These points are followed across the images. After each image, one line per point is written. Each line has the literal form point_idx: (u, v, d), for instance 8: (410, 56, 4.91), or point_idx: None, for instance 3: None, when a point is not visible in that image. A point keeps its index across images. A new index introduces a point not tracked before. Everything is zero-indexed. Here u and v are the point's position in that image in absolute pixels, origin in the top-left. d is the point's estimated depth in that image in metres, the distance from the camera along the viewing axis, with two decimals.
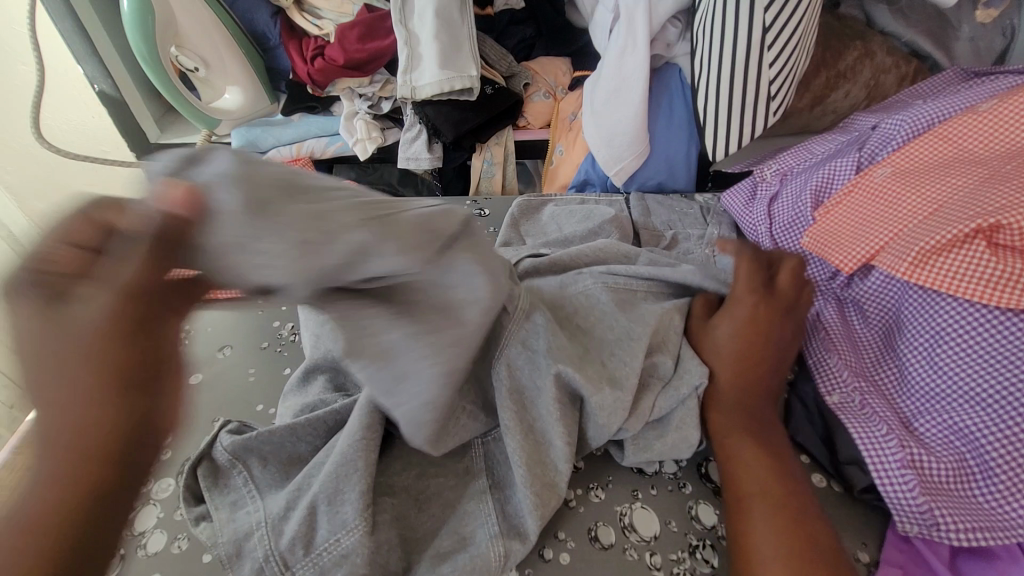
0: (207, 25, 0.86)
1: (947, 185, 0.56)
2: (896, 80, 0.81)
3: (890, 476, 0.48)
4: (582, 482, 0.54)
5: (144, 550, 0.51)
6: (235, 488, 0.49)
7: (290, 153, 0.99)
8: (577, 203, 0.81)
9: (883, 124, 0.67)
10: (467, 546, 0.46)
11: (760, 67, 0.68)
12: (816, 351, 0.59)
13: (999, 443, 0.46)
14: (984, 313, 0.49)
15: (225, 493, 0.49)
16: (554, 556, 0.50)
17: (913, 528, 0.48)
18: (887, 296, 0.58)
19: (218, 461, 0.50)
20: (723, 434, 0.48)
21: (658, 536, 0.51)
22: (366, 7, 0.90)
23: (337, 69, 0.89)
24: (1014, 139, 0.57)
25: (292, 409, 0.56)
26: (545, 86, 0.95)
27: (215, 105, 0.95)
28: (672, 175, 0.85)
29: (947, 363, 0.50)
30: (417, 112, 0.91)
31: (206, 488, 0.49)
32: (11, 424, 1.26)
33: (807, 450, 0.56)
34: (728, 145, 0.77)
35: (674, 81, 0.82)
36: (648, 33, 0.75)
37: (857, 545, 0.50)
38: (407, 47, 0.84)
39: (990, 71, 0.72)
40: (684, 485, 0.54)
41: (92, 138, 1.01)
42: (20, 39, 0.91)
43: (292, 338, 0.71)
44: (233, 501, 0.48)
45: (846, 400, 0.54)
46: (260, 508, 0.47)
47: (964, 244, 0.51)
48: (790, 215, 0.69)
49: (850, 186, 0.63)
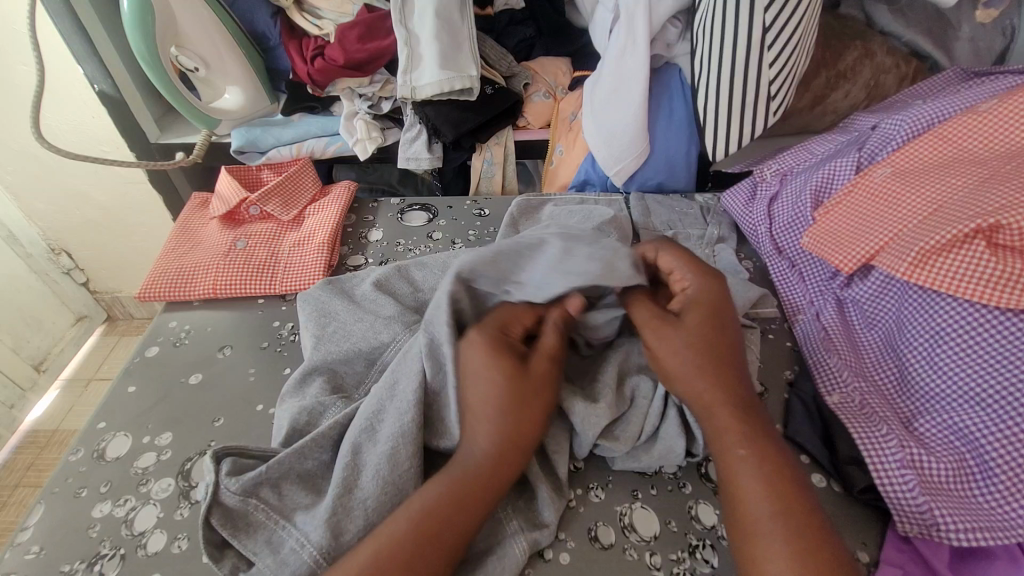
0: (207, 25, 0.86)
1: (947, 185, 0.56)
2: (896, 80, 0.81)
3: (889, 476, 0.48)
4: (581, 482, 0.54)
5: (144, 550, 0.51)
6: (261, 524, 0.50)
7: (289, 153, 0.99)
8: (577, 203, 0.81)
9: (883, 124, 0.67)
10: (471, 546, 0.47)
11: (760, 67, 0.69)
12: (817, 352, 0.60)
13: (1000, 443, 0.46)
14: (984, 313, 0.49)
15: (254, 534, 0.50)
16: (554, 556, 0.50)
17: (913, 528, 0.47)
18: (887, 296, 0.59)
19: (230, 504, 0.50)
20: (704, 416, 0.47)
21: (658, 536, 0.51)
22: (366, 7, 0.90)
23: (336, 69, 0.89)
24: (1014, 139, 0.57)
25: (289, 413, 0.56)
26: (545, 87, 0.95)
27: (215, 105, 0.94)
28: (672, 176, 0.85)
29: (947, 363, 0.51)
30: (417, 112, 0.91)
31: (230, 535, 0.49)
32: (12, 424, 1.27)
33: (807, 450, 0.55)
34: (728, 145, 0.77)
35: (674, 81, 0.82)
36: (648, 33, 0.75)
37: (857, 545, 0.49)
38: (407, 47, 0.84)
39: (991, 71, 0.72)
40: (684, 485, 0.54)
41: (92, 137, 1.01)
42: (20, 39, 0.91)
43: (292, 338, 0.71)
44: (269, 541, 0.49)
45: (846, 400, 0.55)
46: (300, 535, 0.48)
47: (963, 244, 0.51)
48: (789, 215, 0.69)
49: (849, 187, 0.63)
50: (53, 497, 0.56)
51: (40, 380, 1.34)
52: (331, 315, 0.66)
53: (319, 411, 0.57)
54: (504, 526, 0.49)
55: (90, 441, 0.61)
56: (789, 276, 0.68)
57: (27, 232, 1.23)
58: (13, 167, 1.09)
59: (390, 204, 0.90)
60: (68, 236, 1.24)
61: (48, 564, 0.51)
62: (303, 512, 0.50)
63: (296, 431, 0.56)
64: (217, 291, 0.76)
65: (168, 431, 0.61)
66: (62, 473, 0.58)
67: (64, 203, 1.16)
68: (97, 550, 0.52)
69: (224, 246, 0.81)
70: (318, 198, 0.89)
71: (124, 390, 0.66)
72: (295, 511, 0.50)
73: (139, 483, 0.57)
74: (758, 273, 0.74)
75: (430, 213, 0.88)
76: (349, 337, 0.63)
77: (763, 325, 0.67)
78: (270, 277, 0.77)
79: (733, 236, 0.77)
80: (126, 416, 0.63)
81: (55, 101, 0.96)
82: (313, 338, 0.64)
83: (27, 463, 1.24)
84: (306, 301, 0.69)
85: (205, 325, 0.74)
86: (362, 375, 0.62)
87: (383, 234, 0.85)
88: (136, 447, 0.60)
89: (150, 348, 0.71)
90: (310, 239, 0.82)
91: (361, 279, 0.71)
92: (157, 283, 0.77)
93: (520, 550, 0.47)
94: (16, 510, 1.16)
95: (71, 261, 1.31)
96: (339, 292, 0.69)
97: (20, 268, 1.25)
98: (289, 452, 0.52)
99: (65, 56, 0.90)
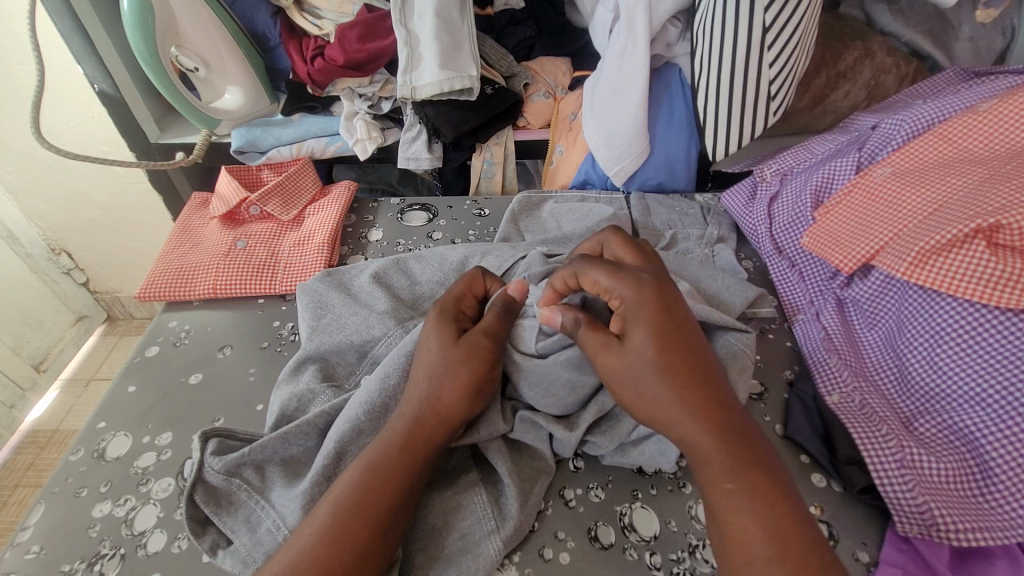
0: (207, 25, 0.86)
1: (947, 185, 0.56)
2: (897, 80, 0.81)
3: (889, 476, 0.48)
4: (582, 482, 0.55)
5: (144, 550, 0.51)
6: (242, 503, 0.51)
7: (289, 153, 0.99)
8: (577, 199, 0.82)
9: (883, 124, 0.67)
10: (449, 525, 0.50)
11: (760, 67, 0.69)
12: (817, 352, 0.60)
13: (998, 443, 0.46)
14: (984, 313, 0.49)
15: (235, 511, 0.51)
16: (554, 556, 0.50)
17: (913, 528, 0.47)
18: (886, 295, 0.59)
19: (213, 482, 0.51)
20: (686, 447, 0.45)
21: (658, 536, 0.51)
22: (366, 7, 0.90)
23: (336, 69, 0.89)
24: (1014, 138, 0.57)
25: (279, 400, 0.57)
26: (545, 87, 0.95)
27: (215, 105, 0.94)
28: (672, 175, 0.85)
29: (947, 363, 0.51)
30: (417, 112, 0.91)
31: (212, 511, 0.50)
32: (12, 425, 1.27)
33: (807, 449, 0.55)
34: (728, 145, 0.77)
35: (674, 82, 0.82)
36: (648, 32, 0.75)
37: (857, 545, 0.49)
38: (407, 47, 0.84)
39: (992, 71, 0.72)
40: (684, 485, 0.54)
41: (92, 137, 1.01)
42: (20, 39, 0.90)
43: (292, 338, 0.71)
44: (248, 519, 0.50)
45: (846, 400, 0.55)
46: (276, 515, 0.49)
47: (964, 244, 0.50)
48: (789, 215, 0.69)
49: (849, 187, 0.63)
50: (53, 497, 0.56)
51: (40, 380, 1.34)
52: (327, 306, 0.66)
53: (308, 398, 0.57)
54: (482, 525, 0.49)
55: (90, 441, 0.61)
56: (789, 276, 0.69)
57: (27, 231, 1.22)
58: (13, 168, 1.09)
59: (390, 204, 0.90)
60: (67, 236, 1.24)
61: (48, 564, 0.51)
62: (277, 487, 0.51)
63: (285, 417, 0.56)
64: (217, 291, 0.76)
65: (168, 431, 0.61)
66: (62, 473, 0.58)
67: (63, 203, 1.16)
68: (97, 550, 0.52)
69: (223, 245, 0.81)
70: (318, 199, 0.89)
71: (124, 390, 0.66)
72: (273, 490, 0.51)
73: (139, 483, 0.57)
74: (758, 273, 0.74)
75: (430, 213, 0.88)
76: (342, 330, 0.63)
77: (761, 325, 0.67)
78: (270, 277, 0.77)
79: (731, 234, 0.77)
80: (127, 416, 0.63)
81: (55, 101, 0.96)
82: (309, 329, 0.64)
83: (27, 463, 1.24)
84: (304, 292, 0.69)
85: (205, 324, 0.74)
86: (353, 365, 0.62)
87: (383, 234, 0.85)
88: (136, 447, 0.60)
89: (150, 348, 0.71)
90: (310, 239, 0.82)
91: (359, 271, 0.71)
92: (158, 283, 0.77)
93: (501, 548, 0.48)
94: (16, 510, 1.16)
95: (71, 261, 1.31)
96: (337, 285, 0.69)
97: (20, 268, 1.25)
98: (272, 437, 0.53)
99: (65, 56, 0.90)
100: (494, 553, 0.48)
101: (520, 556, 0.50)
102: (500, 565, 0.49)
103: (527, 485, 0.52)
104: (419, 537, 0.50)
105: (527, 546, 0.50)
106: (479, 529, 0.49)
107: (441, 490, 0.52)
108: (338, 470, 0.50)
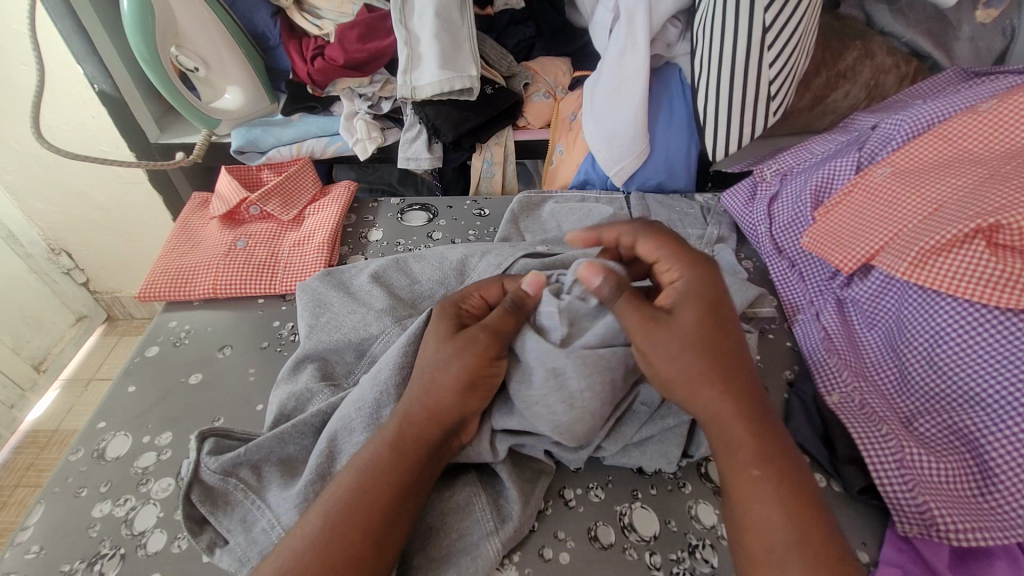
0: (207, 25, 0.86)
1: (946, 185, 0.56)
2: (896, 80, 0.81)
3: (890, 477, 0.48)
4: (581, 482, 0.55)
5: (144, 550, 0.51)
6: (239, 503, 0.51)
7: (289, 153, 0.99)
8: (578, 199, 0.82)
9: (883, 124, 0.67)
10: (449, 527, 0.50)
11: (760, 67, 0.69)
12: (816, 352, 0.60)
13: (999, 443, 0.46)
14: (984, 313, 0.50)
15: (231, 511, 0.51)
16: (554, 556, 0.50)
17: (913, 528, 0.47)
18: (887, 295, 0.59)
19: (211, 482, 0.51)
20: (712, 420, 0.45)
21: (658, 536, 0.51)
22: (366, 7, 0.90)
23: (336, 69, 0.89)
24: (1014, 138, 0.57)
25: (279, 399, 0.57)
26: (545, 86, 0.95)
27: (215, 104, 0.94)
28: (672, 175, 0.85)
29: (946, 363, 0.51)
30: (417, 112, 0.91)
31: (208, 512, 0.50)
32: (12, 425, 1.27)
33: (807, 450, 0.55)
34: (728, 145, 0.77)
35: (674, 82, 0.82)
36: (648, 32, 0.75)
37: (857, 545, 0.49)
38: (407, 47, 0.84)
39: (992, 71, 0.72)
40: (684, 485, 0.54)
41: (92, 137, 1.01)
42: (20, 39, 0.90)
43: (292, 338, 0.71)
44: (244, 519, 0.50)
45: (846, 400, 0.55)
46: (272, 514, 0.49)
47: (963, 244, 0.51)
48: (789, 215, 0.69)
49: (850, 186, 0.63)
50: (53, 498, 0.56)
51: (40, 380, 1.34)
52: (325, 305, 0.66)
53: (307, 398, 0.57)
54: (479, 526, 0.49)
55: (90, 441, 0.61)
56: (789, 276, 0.69)
57: (27, 232, 1.23)
58: (13, 168, 1.09)
59: (390, 204, 0.90)
60: (67, 236, 1.24)
61: (48, 564, 0.51)
62: (274, 488, 0.51)
63: (284, 415, 0.56)
64: (217, 291, 0.76)
65: (168, 431, 0.61)
66: (62, 473, 0.58)
67: (63, 203, 1.16)
68: (97, 550, 0.52)
69: (223, 246, 0.81)
70: (318, 198, 0.89)
71: (124, 390, 0.66)
72: (270, 489, 0.51)
73: (139, 483, 0.57)
74: (758, 273, 0.74)
75: (430, 213, 0.88)
76: (341, 328, 0.63)
77: (761, 325, 0.67)
78: (270, 277, 0.77)
79: (732, 235, 0.77)
80: (126, 416, 0.63)
81: (55, 101, 0.96)
82: (308, 328, 0.64)
83: (27, 463, 1.24)
84: (304, 292, 0.68)
85: (205, 325, 0.74)
86: (352, 365, 0.62)
87: (383, 233, 0.85)
88: (136, 447, 0.60)
89: (150, 348, 0.71)
90: (310, 239, 0.82)
91: (358, 270, 0.71)
92: (158, 283, 0.77)
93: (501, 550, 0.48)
94: (16, 511, 1.16)
95: (71, 261, 1.31)
96: (337, 284, 0.69)
97: (20, 268, 1.25)
98: (270, 437, 0.53)
99: (64, 56, 0.90)
100: (493, 554, 0.48)
101: (519, 556, 0.50)
102: (499, 564, 0.49)
103: (527, 486, 0.52)
104: (415, 537, 0.49)
105: (526, 546, 0.50)
106: (479, 530, 0.49)
107: (440, 490, 0.52)
108: (333, 469, 0.50)
